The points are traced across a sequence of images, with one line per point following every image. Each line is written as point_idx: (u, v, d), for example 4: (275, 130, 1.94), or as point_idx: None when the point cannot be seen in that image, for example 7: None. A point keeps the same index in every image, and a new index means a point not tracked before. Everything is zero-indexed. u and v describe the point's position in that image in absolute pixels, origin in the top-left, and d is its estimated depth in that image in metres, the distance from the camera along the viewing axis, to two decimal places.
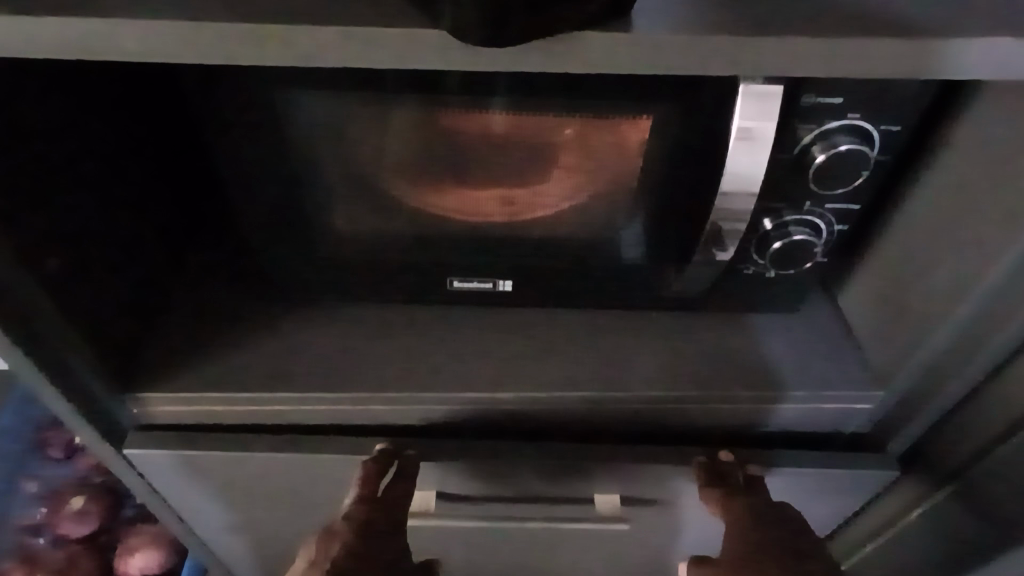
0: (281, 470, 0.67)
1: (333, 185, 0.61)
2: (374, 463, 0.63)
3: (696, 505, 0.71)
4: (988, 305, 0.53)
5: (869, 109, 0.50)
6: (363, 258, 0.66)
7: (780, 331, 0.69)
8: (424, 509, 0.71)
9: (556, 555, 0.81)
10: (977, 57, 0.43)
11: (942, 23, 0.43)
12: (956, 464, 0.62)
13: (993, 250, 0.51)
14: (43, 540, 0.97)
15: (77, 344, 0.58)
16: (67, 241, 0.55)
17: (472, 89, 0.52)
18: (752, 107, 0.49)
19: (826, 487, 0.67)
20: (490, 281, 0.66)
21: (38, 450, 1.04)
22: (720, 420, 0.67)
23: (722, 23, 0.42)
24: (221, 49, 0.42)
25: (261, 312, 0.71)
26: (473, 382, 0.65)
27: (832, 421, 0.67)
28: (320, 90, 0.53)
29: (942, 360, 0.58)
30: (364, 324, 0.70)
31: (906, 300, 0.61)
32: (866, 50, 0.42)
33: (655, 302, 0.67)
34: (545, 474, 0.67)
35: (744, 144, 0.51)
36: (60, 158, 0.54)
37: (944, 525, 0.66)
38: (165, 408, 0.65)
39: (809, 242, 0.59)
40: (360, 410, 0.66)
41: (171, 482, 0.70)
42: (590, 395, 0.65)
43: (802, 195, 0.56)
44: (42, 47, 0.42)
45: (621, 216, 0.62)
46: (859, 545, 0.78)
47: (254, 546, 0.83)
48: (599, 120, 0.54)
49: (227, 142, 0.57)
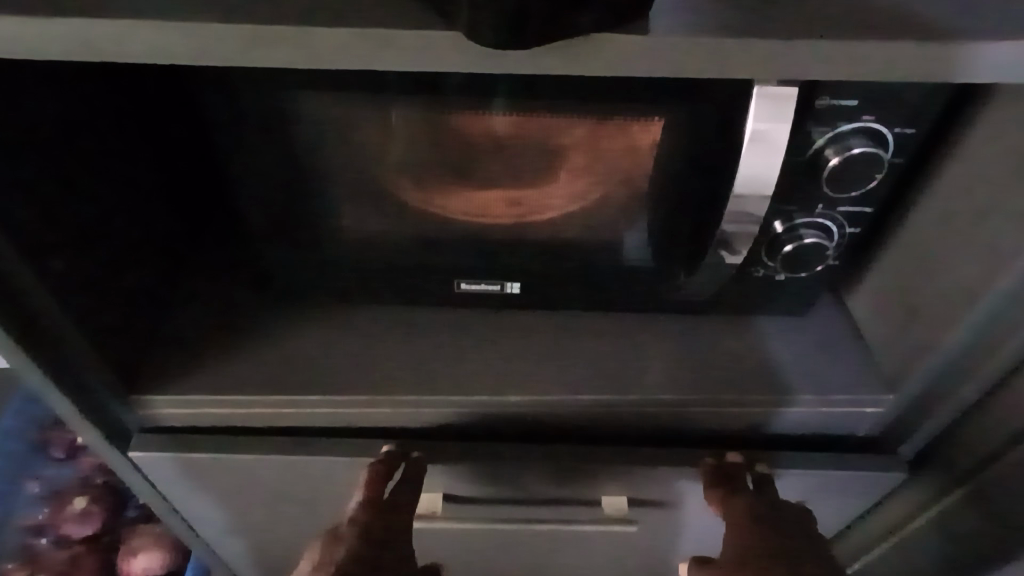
0: (285, 473, 0.67)
1: (340, 186, 0.61)
2: (381, 464, 0.62)
3: (702, 507, 0.71)
4: (1000, 309, 0.53)
5: (883, 111, 0.50)
6: (369, 261, 0.65)
7: (789, 335, 0.69)
8: (430, 511, 0.70)
9: (560, 557, 0.80)
10: (996, 60, 0.42)
11: (958, 26, 0.42)
12: (965, 469, 0.61)
13: (1007, 255, 0.51)
14: (46, 540, 0.96)
15: (82, 346, 0.58)
16: (73, 244, 0.55)
17: (482, 91, 0.52)
18: (766, 108, 0.48)
19: (833, 488, 0.67)
20: (497, 283, 0.66)
21: (41, 449, 1.03)
22: (728, 423, 0.66)
23: (737, 26, 0.42)
24: (232, 51, 0.41)
25: (266, 314, 0.70)
26: (480, 384, 0.65)
27: (841, 424, 0.66)
28: (328, 91, 0.53)
29: (953, 363, 0.58)
30: (369, 325, 0.69)
31: (916, 304, 0.60)
32: (882, 53, 0.42)
33: (663, 304, 0.67)
34: (551, 476, 0.67)
35: (757, 146, 0.51)
36: (65, 161, 0.54)
37: (951, 530, 0.65)
38: (169, 410, 0.65)
39: (820, 245, 0.58)
40: (365, 412, 0.65)
41: (174, 484, 0.69)
42: (597, 397, 0.64)
43: (813, 198, 0.55)
44: (50, 47, 0.41)
45: (630, 218, 0.61)
46: (864, 547, 0.78)
47: (257, 547, 0.82)
48: (610, 122, 0.54)
49: (233, 143, 0.56)
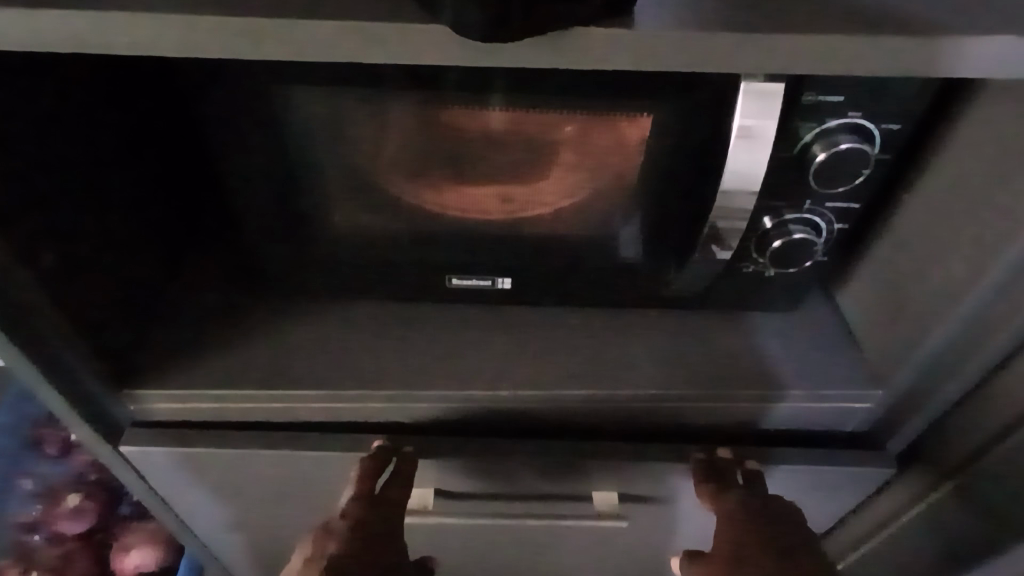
0: (278, 468, 0.67)
1: (331, 182, 0.61)
2: (373, 460, 0.62)
3: (693, 502, 0.71)
4: (988, 305, 0.53)
5: (870, 108, 0.50)
6: (362, 257, 0.65)
7: (780, 331, 0.69)
8: (422, 507, 0.71)
9: (553, 554, 0.81)
10: (981, 56, 0.43)
11: (943, 22, 0.43)
12: (953, 464, 0.62)
13: (993, 251, 0.51)
14: (38, 536, 0.96)
15: (73, 341, 0.58)
16: (65, 239, 0.55)
17: (474, 86, 0.52)
18: (753, 105, 0.49)
19: (823, 483, 0.67)
20: (489, 279, 0.66)
21: (36, 446, 1.03)
22: (719, 419, 0.67)
23: (723, 22, 0.42)
24: (224, 45, 0.42)
25: (259, 310, 0.70)
26: (472, 379, 0.65)
27: (830, 420, 0.67)
28: (320, 86, 0.53)
29: (940, 357, 0.58)
30: (362, 322, 0.70)
31: (905, 300, 0.61)
32: (868, 49, 0.42)
33: (656, 300, 0.67)
34: (543, 472, 0.67)
35: (744, 142, 0.51)
36: (56, 157, 0.54)
37: (940, 524, 0.66)
38: (161, 406, 0.65)
39: (809, 240, 0.58)
40: (357, 408, 0.65)
41: (168, 480, 0.70)
42: (589, 392, 0.64)
43: (802, 194, 0.56)
44: (42, 41, 0.42)
45: (622, 215, 0.62)
46: (855, 544, 0.78)
47: (251, 545, 0.83)
48: (598, 118, 0.54)
49: (225, 138, 0.56)
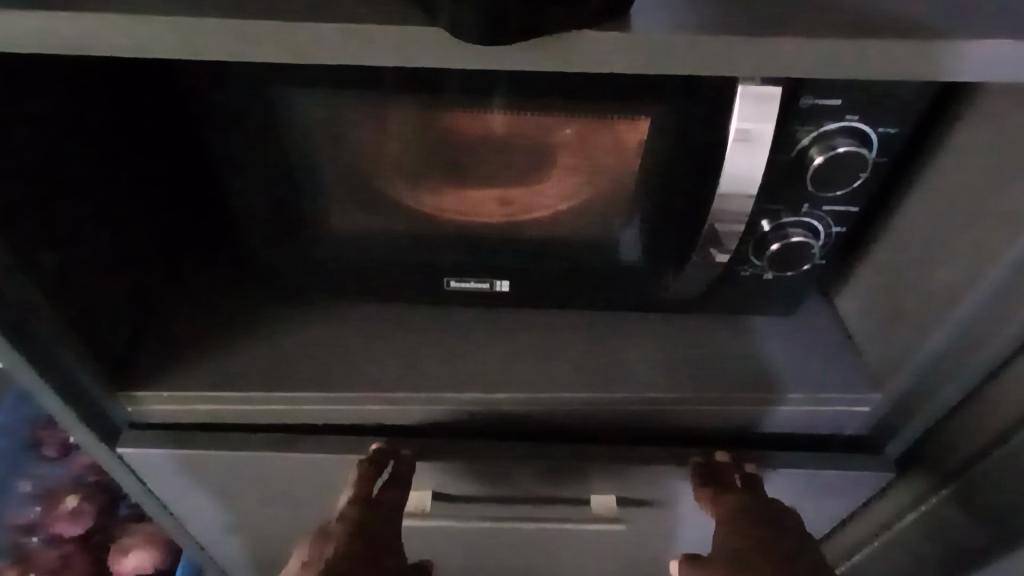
0: (275, 471, 0.67)
1: (331, 184, 0.61)
2: (369, 463, 0.62)
3: (691, 505, 0.71)
4: (988, 308, 0.53)
5: (868, 111, 0.50)
6: (360, 258, 0.65)
7: (779, 335, 0.69)
8: (419, 510, 0.70)
9: (549, 556, 0.80)
10: (979, 59, 0.43)
11: (939, 24, 0.43)
12: (952, 467, 0.62)
13: (993, 254, 0.51)
14: (37, 538, 0.96)
15: (72, 342, 0.58)
16: (65, 243, 0.55)
17: (475, 89, 0.52)
18: (751, 107, 0.49)
19: (821, 487, 0.67)
20: (487, 282, 0.66)
21: (33, 448, 1.03)
22: (717, 420, 0.67)
23: (724, 25, 0.42)
24: (228, 48, 0.42)
25: (257, 312, 0.70)
26: (470, 382, 0.65)
27: (828, 423, 0.67)
28: (320, 88, 0.53)
29: (939, 360, 0.58)
30: (360, 324, 0.70)
31: (904, 303, 0.60)
32: (866, 53, 0.42)
33: (655, 303, 0.67)
34: (541, 474, 0.67)
35: (742, 145, 0.51)
36: (57, 160, 0.54)
37: (941, 528, 0.66)
38: (159, 408, 0.65)
39: (807, 244, 0.58)
40: (356, 410, 0.65)
41: (166, 481, 0.70)
42: (588, 394, 0.64)
43: (800, 197, 0.56)
44: (44, 42, 0.42)
45: (620, 218, 0.62)
46: (854, 549, 0.78)
47: (248, 548, 0.83)
48: (598, 120, 0.54)
49: (224, 140, 0.56)
